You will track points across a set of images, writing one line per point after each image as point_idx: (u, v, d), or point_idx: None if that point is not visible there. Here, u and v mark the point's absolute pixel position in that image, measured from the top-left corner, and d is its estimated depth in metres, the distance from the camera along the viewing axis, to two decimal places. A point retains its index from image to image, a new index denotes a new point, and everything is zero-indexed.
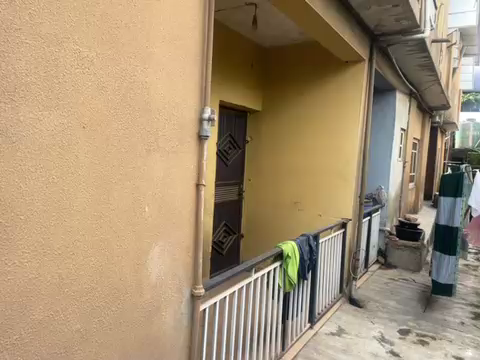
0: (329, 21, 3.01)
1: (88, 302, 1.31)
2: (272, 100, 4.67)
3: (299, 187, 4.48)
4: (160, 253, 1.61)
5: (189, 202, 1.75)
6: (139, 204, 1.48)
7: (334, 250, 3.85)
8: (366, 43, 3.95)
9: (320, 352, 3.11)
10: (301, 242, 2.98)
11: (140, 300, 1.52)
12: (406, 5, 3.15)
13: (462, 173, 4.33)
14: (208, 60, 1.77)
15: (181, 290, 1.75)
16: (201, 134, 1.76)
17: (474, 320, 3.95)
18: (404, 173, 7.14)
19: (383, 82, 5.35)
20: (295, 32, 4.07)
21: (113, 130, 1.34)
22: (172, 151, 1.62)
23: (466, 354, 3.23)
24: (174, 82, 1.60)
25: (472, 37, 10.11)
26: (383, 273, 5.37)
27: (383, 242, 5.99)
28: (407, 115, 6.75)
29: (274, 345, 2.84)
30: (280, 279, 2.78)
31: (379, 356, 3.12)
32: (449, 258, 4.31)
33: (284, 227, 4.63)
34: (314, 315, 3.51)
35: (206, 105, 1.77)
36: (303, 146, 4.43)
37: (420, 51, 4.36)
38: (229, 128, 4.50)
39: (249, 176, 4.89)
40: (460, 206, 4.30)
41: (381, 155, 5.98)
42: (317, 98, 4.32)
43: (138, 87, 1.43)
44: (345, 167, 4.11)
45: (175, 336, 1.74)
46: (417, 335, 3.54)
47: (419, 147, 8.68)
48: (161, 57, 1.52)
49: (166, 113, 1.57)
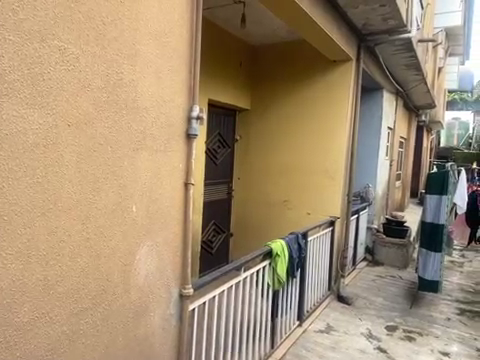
0: (317, 20, 3.02)
1: (75, 303, 1.28)
2: (260, 99, 4.67)
3: (288, 186, 4.50)
4: (148, 252, 1.59)
5: (177, 201, 1.74)
6: (127, 204, 1.46)
7: (322, 248, 3.88)
8: (353, 43, 3.98)
9: (309, 350, 3.13)
10: (290, 240, 2.99)
11: (128, 300, 1.51)
12: (393, 5, 3.18)
13: (447, 171, 4.41)
14: (197, 58, 1.75)
15: (170, 290, 1.73)
16: (190, 132, 1.75)
17: (459, 316, 4.03)
18: (391, 171, 7.24)
19: (371, 81, 5.40)
20: (283, 31, 4.08)
21: (99, 129, 1.32)
22: (160, 150, 1.61)
23: (452, 350, 3.29)
24: (162, 79, 1.58)
25: (458, 37, 10.27)
26: (371, 270, 5.43)
27: (370, 239, 6.06)
28: (393, 114, 6.84)
29: (264, 344, 2.84)
30: (270, 278, 2.79)
31: (367, 353, 3.16)
32: (435, 255, 4.39)
33: (272, 226, 4.65)
34: (303, 313, 3.53)
35: (195, 103, 1.76)
36: (291, 145, 4.44)
37: (406, 51, 4.42)
38: (217, 126, 4.48)
39: (238, 175, 4.88)
40: (445, 204, 4.37)
41: (369, 153, 6.05)
42: (306, 97, 4.33)
43: (125, 85, 1.41)
44: (332, 166, 4.15)
45: (164, 337, 1.73)
46: (404, 331, 3.59)
47: (406, 146, 8.82)
48: (149, 55, 1.50)
49: (154, 111, 1.56)
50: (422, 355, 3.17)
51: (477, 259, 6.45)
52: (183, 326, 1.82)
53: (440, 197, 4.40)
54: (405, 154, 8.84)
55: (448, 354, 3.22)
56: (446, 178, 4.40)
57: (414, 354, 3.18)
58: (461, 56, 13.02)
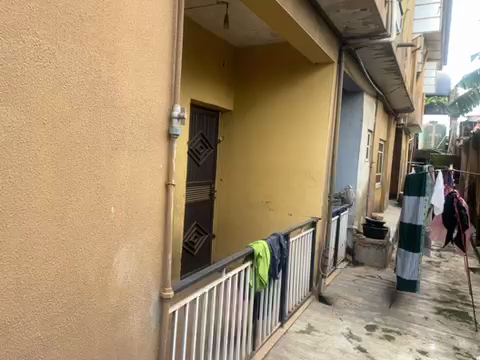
0: (299, 22, 3.03)
1: (50, 307, 1.24)
2: (243, 100, 4.67)
3: (270, 186, 4.51)
4: (127, 254, 1.55)
5: (158, 202, 1.71)
6: (105, 204, 1.42)
7: (304, 249, 3.90)
8: (335, 46, 4.03)
9: (290, 351, 3.14)
10: (272, 241, 2.99)
11: (105, 304, 1.47)
12: (374, 9, 3.23)
13: (424, 173, 4.52)
14: (178, 57, 1.73)
15: (149, 293, 1.70)
16: (171, 132, 1.72)
17: (436, 315, 4.13)
18: (371, 173, 7.36)
19: (352, 84, 5.48)
20: (266, 32, 4.08)
21: (77, 128, 1.28)
22: (139, 150, 1.57)
23: (430, 348, 3.36)
24: (142, 78, 1.55)
25: (435, 43, 10.60)
26: (351, 270, 5.51)
27: (351, 240, 6.14)
28: (374, 117, 6.98)
29: (245, 345, 2.83)
30: (251, 279, 2.77)
31: (347, 353, 3.19)
32: (413, 255, 4.48)
33: (255, 226, 4.64)
34: (285, 314, 3.54)
35: (177, 103, 1.74)
36: (274, 146, 4.46)
37: (386, 55, 4.50)
38: (200, 127, 4.45)
39: (220, 175, 4.87)
40: (423, 205, 4.47)
41: (349, 155, 6.14)
42: (289, 99, 4.35)
43: (104, 83, 1.37)
44: (314, 167, 4.18)
45: (143, 341, 1.69)
46: (383, 330, 3.65)
47: (386, 148, 9.01)
48: (129, 52, 1.47)
49: (134, 110, 1.52)
50: (401, 354, 3.22)
51: (453, 259, 6.63)
52: (163, 330, 1.79)
53: (418, 198, 4.49)
54: (384, 156, 9.01)
55: (426, 353, 3.28)
56: (424, 180, 4.50)
57: (393, 353, 3.23)
58: (438, 62, 13.39)
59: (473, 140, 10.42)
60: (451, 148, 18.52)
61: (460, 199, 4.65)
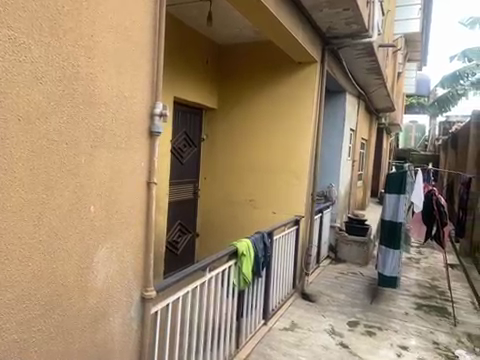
0: (283, 21, 3.04)
1: (26, 309, 1.20)
2: (226, 98, 4.65)
3: (254, 185, 4.51)
4: (107, 254, 1.52)
5: (139, 202, 1.68)
6: (83, 203, 1.39)
7: (287, 247, 3.92)
8: (318, 45, 4.05)
9: (274, 348, 3.15)
10: (256, 239, 2.98)
11: (85, 305, 1.43)
12: (356, 10, 3.27)
13: (404, 171, 4.61)
14: (160, 53, 1.70)
15: (131, 293, 1.67)
16: (152, 130, 1.69)
17: (416, 311, 4.22)
18: (353, 172, 7.46)
19: (335, 83, 5.54)
20: (249, 30, 4.07)
21: (54, 124, 1.24)
22: (120, 148, 1.54)
23: (410, 343, 3.43)
24: (122, 74, 1.52)
25: (415, 44, 10.79)
26: (334, 268, 5.57)
27: (333, 237, 6.21)
28: (356, 116, 7.07)
29: (229, 344, 2.82)
30: (235, 278, 2.77)
31: (330, 349, 3.22)
32: (394, 252, 4.58)
33: (239, 225, 4.64)
34: (268, 312, 3.55)
35: (158, 100, 1.71)
36: (258, 145, 4.45)
37: (368, 55, 4.56)
38: (184, 125, 4.41)
39: (204, 174, 4.83)
40: (403, 203, 4.58)
41: (332, 154, 6.21)
42: (273, 97, 4.36)
43: (82, 78, 1.33)
44: (298, 166, 4.20)
45: (124, 341, 1.66)
46: (365, 326, 3.71)
47: (367, 147, 9.14)
48: (109, 47, 1.43)
49: (114, 107, 1.49)
50: (382, 349, 3.28)
51: (432, 255, 6.80)
52: (145, 330, 1.76)
53: (398, 196, 4.60)
54: (366, 155, 9.15)
55: (407, 348, 3.35)
56: (404, 178, 4.60)
57: (375, 349, 3.28)
58: (418, 63, 13.70)
59: (452, 139, 10.70)
60: (430, 147, 19.01)
61: (439, 197, 4.76)
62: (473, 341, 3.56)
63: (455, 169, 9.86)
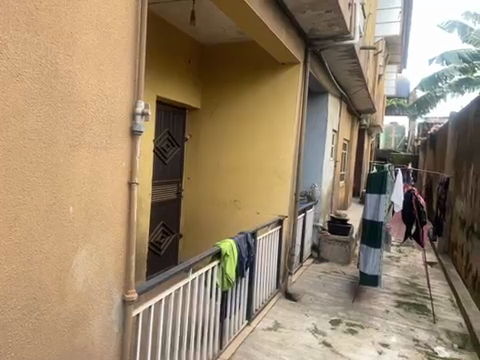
0: (266, 21, 3.05)
1: (1, 314, 1.16)
2: (210, 98, 4.63)
3: (238, 185, 4.50)
4: (87, 256, 1.49)
5: (121, 202, 1.65)
6: (62, 204, 1.35)
7: (270, 247, 3.93)
8: (301, 46, 4.08)
9: (257, 348, 3.14)
10: (240, 239, 2.98)
11: (63, 308, 1.40)
12: (338, 12, 3.30)
13: (385, 171, 4.68)
14: (142, 51, 1.67)
15: (112, 296, 1.63)
16: (134, 129, 1.66)
17: (397, 308, 4.31)
18: (335, 172, 7.55)
19: (317, 84, 5.60)
20: (233, 30, 4.07)
21: (31, 122, 1.20)
22: (100, 147, 1.50)
23: (391, 341, 3.50)
24: (103, 72, 1.48)
25: (396, 46, 11.01)
26: (316, 267, 5.62)
27: (316, 237, 6.27)
28: (338, 117, 7.16)
29: (212, 346, 2.81)
30: (219, 278, 2.75)
31: (313, 348, 3.24)
32: (375, 251, 4.65)
33: (223, 226, 4.62)
34: (251, 312, 3.55)
35: (140, 98, 1.68)
36: (242, 145, 4.46)
37: (350, 57, 4.62)
38: (167, 124, 4.36)
39: (188, 174, 4.80)
40: (384, 202, 4.65)
41: (315, 154, 6.26)
42: (256, 98, 4.37)
43: (62, 76, 1.30)
44: (281, 166, 4.22)
45: (105, 345, 1.63)
46: (347, 324, 3.76)
47: (349, 148, 9.28)
48: (89, 44, 1.40)
49: (94, 105, 1.46)
50: (363, 347, 3.33)
51: (412, 254, 6.96)
52: (127, 334, 1.73)
53: (379, 195, 4.68)
54: (348, 156, 9.29)
55: (388, 345, 3.41)
56: (385, 178, 4.67)
57: (357, 347, 3.32)
58: (398, 65, 13.99)
59: (430, 140, 10.98)
60: (410, 147, 19.48)
61: (419, 197, 4.86)
62: (451, 338, 3.65)
63: (433, 169, 10.11)
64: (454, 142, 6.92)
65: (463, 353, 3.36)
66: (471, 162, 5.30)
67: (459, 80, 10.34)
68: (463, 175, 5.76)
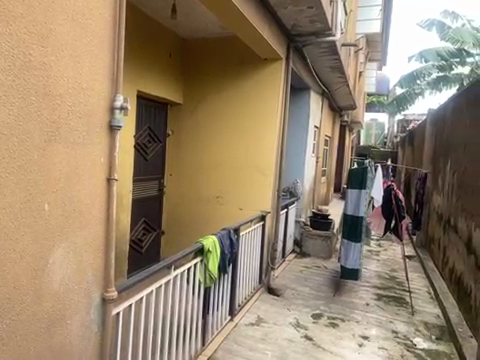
0: (248, 16, 3.02)
1: None
2: (193, 93, 4.58)
3: (220, 181, 4.48)
4: (64, 255, 1.45)
5: (99, 199, 1.61)
6: (38, 201, 1.31)
7: (253, 243, 3.93)
8: (283, 42, 4.08)
9: (240, 344, 3.15)
10: (222, 236, 2.96)
11: (39, 309, 1.35)
12: (320, 8, 3.31)
13: (365, 167, 4.75)
14: (120, 43, 1.63)
15: (90, 295, 1.60)
16: (112, 123, 1.62)
17: (377, 301, 4.40)
18: (317, 168, 7.62)
19: (299, 81, 5.62)
20: (214, 25, 4.03)
21: (3, 116, 1.15)
22: (77, 142, 1.46)
23: (371, 333, 3.57)
24: (79, 65, 1.44)
25: (376, 44, 11.17)
26: (298, 262, 5.68)
27: (298, 232, 6.31)
28: (319, 113, 7.21)
29: (194, 343, 2.79)
30: (201, 275, 2.74)
31: (295, 342, 3.28)
32: (355, 245, 4.73)
33: (206, 222, 4.60)
34: (234, 307, 3.55)
35: (119, 92, 1.64)
36: (224, 141, 4.43)
37: (331, 54, 4.65)
38: (147, 120, 4.29)
39: (170, 170, 4.74)
40: (364, 197, 4.73)
41: (297, 150, 6.29)
42: (239, 93, 4.34)
43: (35, 68, 1.25)
44: (264, 163, 4.22)
45: (84, 344, 1.59)
46: (328, 318, 3.81)
47: (331, 144, 9.39)
48: (64, 36, 1.35)
49: (71, 99, 1.41)
50: (344, 340, 3.39)
51: (391, 248, 7.12)
52: (107, 333, 1.70)
53: (359, 191, 4.75)
54: (330, 152, 9.40)
55: (368, 338, 3.47)
56: (365, 174, 4.76)
57: (337, 340, 3.38)
58: (379, 63, 14.22)
59: (409, 137, 11.24)
60: (389, 144, 19.90)
61: (398, 192, 4.94)
62: (429, 330, 3.75)
63: (411, 165, 10.34)
64: (432, 138, 7.07)
65: (440, 344, 3.46)
66: (448, 158, 5.45)
67: (437, 78, 10.65)
68: (441, 170, 5.90)
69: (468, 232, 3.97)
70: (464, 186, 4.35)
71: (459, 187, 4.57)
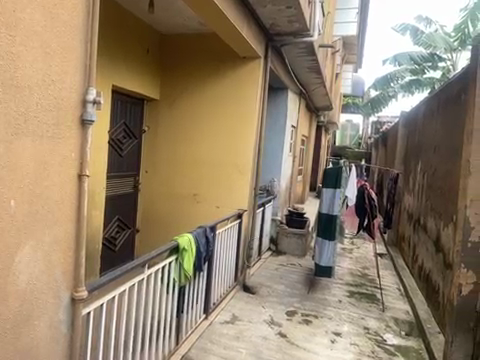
0: (227, 13, 3.00)
1: None
2: (170, 89, 4.52)
3: (197, 179, 4.45)
4: (32, 254, 1.39)
5: (70, 196, 1.55)
6: (3, 198, 1.25)
7: (229, 241, 3.92)
8: (262, 40, 4.08)
9: (215, 342, 3.14)
10: (198, 234, 2.94)
11: (4, 310, 1.30)
12: (298, 8, 3.33)
13: (340, 167, 4.84)
14: (94, 34, 1.57)
15: (59, 295, 1.54)
16: (85, 118, 1.57)
17: (349, 298, 4.50)
18: (293, 166, 7.70)
19: (277, 80, 5.65)
20: (192, 21, 3.98)
21: None
22: (46, 136, 1.40)
23: (343, 330, 3.64)
24: (49, 56, 1.38)
25: (353, 46, 11.43)
26: (274, 259, 5.73)
27: (274, 230, 6.36)
28: (297, 113, 7.28)
29: (168, 341, 2.76)
30: (176, 273, 2.70)
31: (269, 339, 3.30)
32: (329, 243, 4.82)
33: (182, 220, 4.55)
34: (209, 306, 3.53)
35: (91, 85, 1.58)
36: (202, 138, 4.40)
37: (308, 54, 4.70)
38: (123, 115, 4.19)
39: (146, 167, 4.65)
40: (338, 197, 4.82)
41: (274, 149, 6.33)
42: (217, 90, 4.32)
43: (1, 58, 1.19)
44: (241, 161, 4.23)
45: (51, 346, 1.54)
46: (302, 315, 3.86)
47: (307, 144, 9.51)
48: (34, 25, 1.30)
49: (40, 90, 1.35)
50: (318, 336, 3.44)
51: (363, 245, 7.31)
52: (76, 334, 1.64)
53: (334, 191, 4.83)
54: (306, 151, 9.53)
55: (340, 334, 3.55)
56: (340, 174, 4.84)
57: (311, 336, 3.43)
58: (355, 65, 14.52)
59: (382, 138, 11.54)
60: (363, 145, 20.37)
61: (371, 191, 5.02)
62: (399, 325, 3.88)
63: (384, 165, 10.64)
64: (404, 139, 7.29)
65: (409, 340, 3.58)
66: (419, 159, 5.63)
67: (410, 80, 10.96)
68: (412, 171, 6.08)
69: (436, 231, 4.12)
70: (434, 186, 4.51)
71: (429, 188, 4.73)
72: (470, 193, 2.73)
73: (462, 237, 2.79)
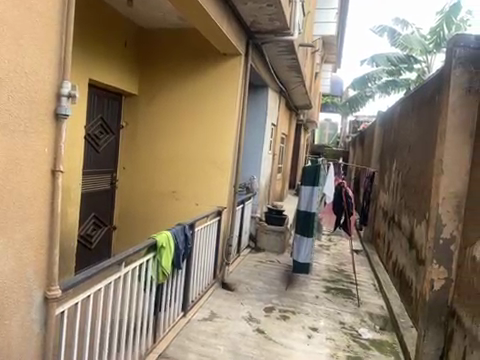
0: (207, 8, 2.97)
1: None
2: (149, 84, 4.44)
3: (176, 176, 4.41)
4: (2, 251, 1.35)
5: (44, 192, 1.51)
6: None
7: (208, 238, 3.91)
8: (242, 37, 4.07)
9: (192, 340, 3.13)
10: (177, 231, 2.92)
11: None
12: (278, 6, 3.34)
13: (319, 165, 4.91)
14: (70, 27, 1.53)
15: (31, 293, 1.49)
16: (59, 112, 1.51)
17: (326, 293, 4.58)
18: (273, 164, 7.75)
19: (258, 78, 5.66)
20: (172, 15, 3.93)
21: None
22: (19, 130, 1.36)
23: (319, 325, 3.70)
24: (22, 47, 1.33)
25: (332, 46, 11.55)
26: (253, 256, 5.75)
27: (253, 227, 6.38)
28: (277, 111, 7.33)
29: (145, 340, 2.74)
30: (153, 271, 2.68)
31: (247, 336, 3.31)
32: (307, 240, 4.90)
33: (160, 217, 4.50)
34: (187, 303, 3.51)
35: (66, 79, 1.53)
36: (181, 135, 4.36)
37: (288, 53, 4.73)
38: (100, 110, 4.10)
39: (123, 163, 4.56)
40: (316, 194, 4.89)
41: (254, 146, 6.35)
42: (197, 87, 4.28)
43: None
44: (221, 158, 4.24)
45: (23, 347, 1.49)
46: (280, 311, 3.90)
47: (287, 141, 9.60)
48: (6, 15, 1.25)
49: (11, 82, 1.30)
50: (295, 332, 3.49)
51: (340, 242, 7.44)
52: (49, 334, 1.59)
53: (312, 188, 4.90)
54: (286, 149, 9.61)
55: (317, 329, 3.61)
56: (318, 171, 4.91)
57: (288, 332, 3.47)
58: (334, 65, 14.74)
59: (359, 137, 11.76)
60: (341, 144, 20.72)
61: (348, 189, 5.12)
62: (373, 320, 3.98)
63: (361, 164, 10.86)
64: (380, 139, 7.45)
65: (383, 334, 3.68)
66: (394, 158, 5.78)
67: (387, 81, 11.22)
68: (387, 169, 6.23)
69: (410, 228, 4.24)
70: (408, 185, 4.64)
71: (403, 186, 4.86)
72: (442, 191, 2.82)
73: (434, 234, 2.88)
